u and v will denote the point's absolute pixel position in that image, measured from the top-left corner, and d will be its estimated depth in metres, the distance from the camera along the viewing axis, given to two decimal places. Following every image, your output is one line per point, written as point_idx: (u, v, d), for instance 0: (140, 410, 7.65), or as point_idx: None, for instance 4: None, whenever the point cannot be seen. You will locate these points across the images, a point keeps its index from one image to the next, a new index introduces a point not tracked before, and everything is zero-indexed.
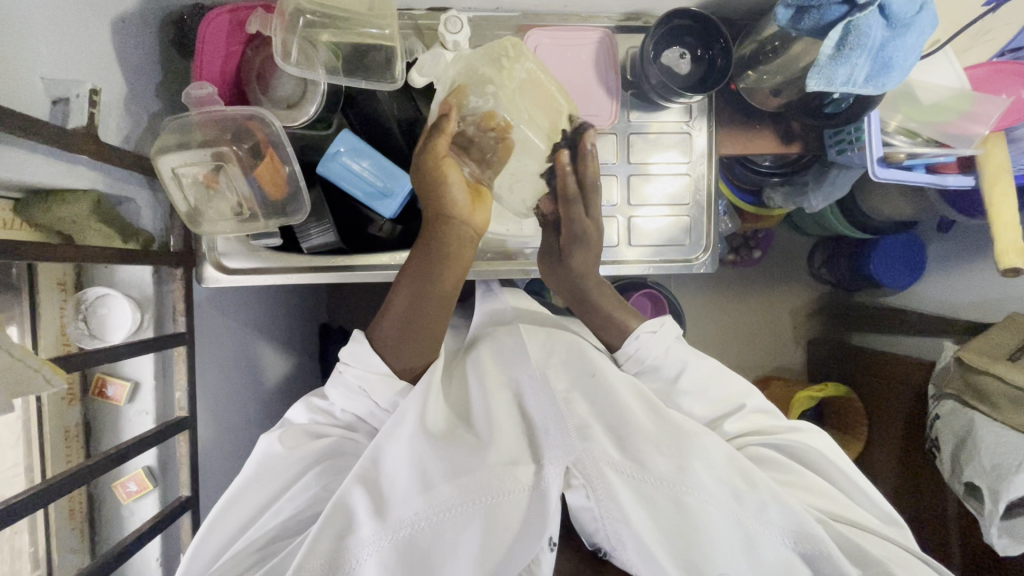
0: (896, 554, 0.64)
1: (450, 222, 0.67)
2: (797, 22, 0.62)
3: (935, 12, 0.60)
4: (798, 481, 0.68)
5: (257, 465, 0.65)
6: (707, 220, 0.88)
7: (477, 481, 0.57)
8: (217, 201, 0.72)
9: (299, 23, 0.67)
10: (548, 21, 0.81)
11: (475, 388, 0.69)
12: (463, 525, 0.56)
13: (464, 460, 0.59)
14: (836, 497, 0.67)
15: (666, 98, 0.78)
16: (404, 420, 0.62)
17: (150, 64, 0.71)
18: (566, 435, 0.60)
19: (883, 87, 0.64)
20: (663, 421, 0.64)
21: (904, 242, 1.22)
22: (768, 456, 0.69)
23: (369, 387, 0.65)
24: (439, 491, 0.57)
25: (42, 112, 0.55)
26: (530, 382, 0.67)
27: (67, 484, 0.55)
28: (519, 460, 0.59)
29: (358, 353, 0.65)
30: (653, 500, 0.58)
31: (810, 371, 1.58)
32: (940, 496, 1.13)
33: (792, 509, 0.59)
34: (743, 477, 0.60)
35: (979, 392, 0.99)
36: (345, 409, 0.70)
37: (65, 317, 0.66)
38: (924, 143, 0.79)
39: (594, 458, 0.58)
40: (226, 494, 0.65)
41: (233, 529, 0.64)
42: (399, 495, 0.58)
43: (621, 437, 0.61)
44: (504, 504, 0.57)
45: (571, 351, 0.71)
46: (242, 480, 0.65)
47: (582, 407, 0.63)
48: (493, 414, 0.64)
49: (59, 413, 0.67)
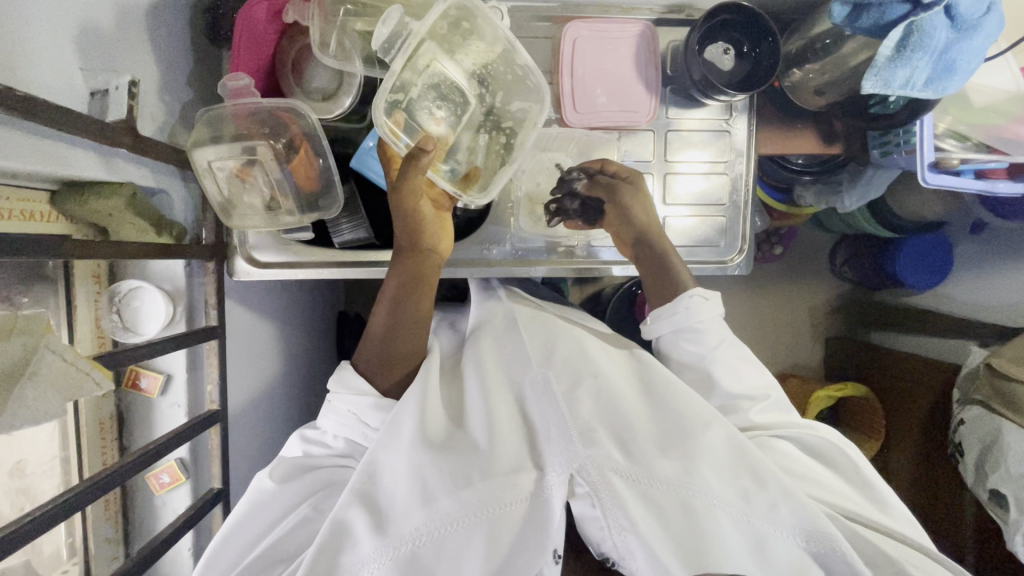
0: (915, 556, 0.62)
1: (421, 253, 0.69)
2: (854, 21, 0.59)
3: (1000, 15, 0.58)
4: (811, 477, 0.66)
5: (248, 507, 0.64)
6: (744, 220, 0.86)
7: (477, 494, 0.56)
8: (249, 192, 0.70)
9: (339, 12, 0.66)
10: (587, 12, 0.79)
11: (474, 386, 0.68)
12: (466, 539, 0.55)
13: (465, 471, 0.58)
14: (848, 497, 0.66)
15: (707, 95, 0.76)
16: (402, 430, 0.62)
17: (184, 52, 0.69)
18: (570, 440, 0.59)
19: (942, 91, 0.61)
20: (669, 421, 0.63)
21: (930, 243, 1.18)
22: (778, 448, 0.68)
23: (359, 408, 0.66)
24: (440, 504, 0.56)
25: (81, 104, 0.54)
26: (531, 388, 0.65)
27: (107, 480, 0.56)
28: (521, 467, 0.58)
29: (346, 378, 0.67)
30: (660, 505, 0.56)
31: (827, 370, 1.57)
32: (958, 500, 1.12)
33: (802, 507, 0.57)
34: (752, 476, 0.59)
35: (1008, 398, 0.98)
36: (338, 435, 0.68)
37: (99, 309, 0.66)
38: (974, 148, 0.75)
39: (599, 465, 0.57)
40: (218, 533, 0.65)
41: (243, 546, 0.64)
42: (400, 508, 0.57)
43: (624, 440, 0.60)
44: (505, 517, 0.56)
45: (572, 353, 0.70)
46: (234, 519, 0.64)
47: (585, 408, 0.62)
48: (494, 420, 0.62)
49: (95, 404, 0.67)
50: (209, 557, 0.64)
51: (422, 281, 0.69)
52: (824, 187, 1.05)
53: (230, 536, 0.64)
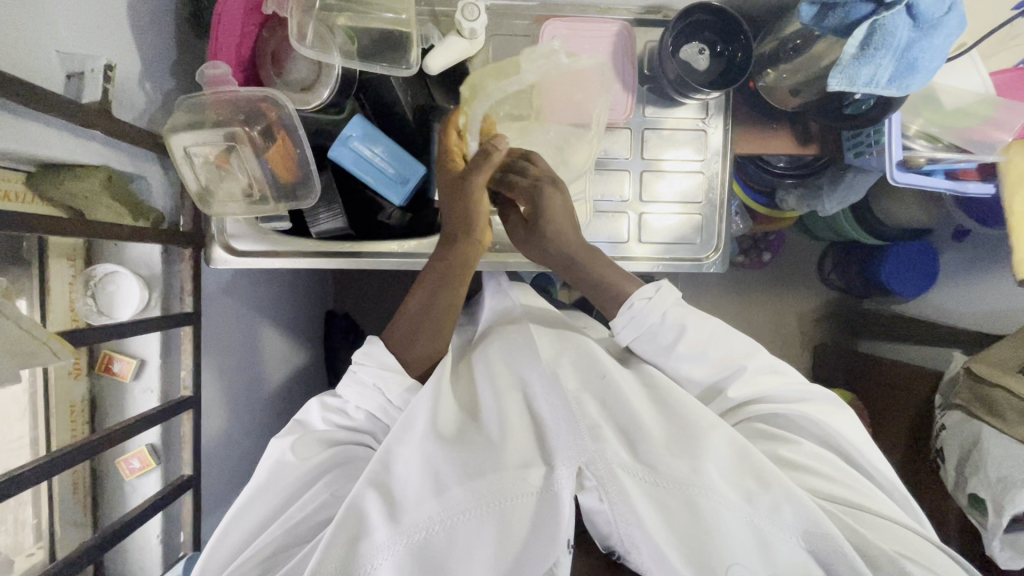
0: (922, 546, 0.59)
1: (470, 244, 0.70)
2: (820, 20, 0.60)
3: (962, 12, 0.59)
4: (817, 469, 0.63)
5: (268, 473, 0.61)
6: (720, 219, 0.86)
7: (489, 484, 0.54)
8: (228, 181, 0.71)
9: (316, 5, 0.67)
10: (566, 12, 0.80)
11: (485, 386, 0.67)
12: (477, 530, 0.53)
13: (477, 463, 0.56)
14: (851, 484, 0.63)
15: (683, 93, 0.77)
16: (415, 424, 0.60)
17: (166, 42, 0.71)
18: (578, 434, 0.56)
19: (906, 88, 0.63)
20: (673, 422, 0.60)
21: (917, 249, 1.19)
22: (776, 440, 0.65)
23: (385, 385, 0.65)
24: (453, 494, 0.54)
25: (57, 85, 0.55)
26: (541, 383, 0.64)
27: (72, 456, 0.56)
28: (531, 462, 0.56)
29: (373, 352, 0.66)
30: (665, 502, 0.54)
31: (817, 377, 1.56)
32: (942, 507, 1.11)
33: (805, 507, 0.54)
34: (755, 476, 0.56)
35: (986, 403, 0.98)
36: (359, 408, 0.67)
37: (74, 293, 0.66)
38: (945, 149, 0.76)
39: (606, 459, 0.55)
40: (238, 499, 0.61)
41: (249, 531, 0.60)
42: (412, 498, 0.55)
43: (633, 440, 0.58)
44: (517, 508, 0.54)
45: (581, 353, 0.68)
46: (255, 486, 0.61)
47: (592, 407, 0.60)
48: (504, 416, 0.61)
49: (66, 385, 0.67)
50: (223, 528, 0.60)
51: (466, 273, 0.70)
52: (806, 191, 1.07)
53: (235, 520, 0.60)
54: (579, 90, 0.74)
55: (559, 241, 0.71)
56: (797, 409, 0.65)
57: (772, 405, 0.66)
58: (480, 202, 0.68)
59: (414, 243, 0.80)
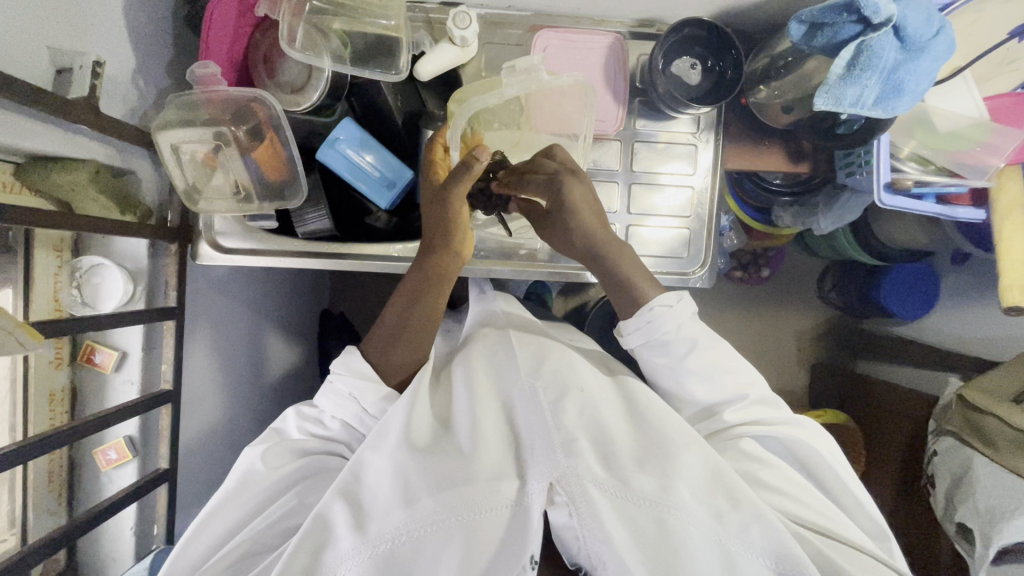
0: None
1: (449, 251, 0.69)
2: (809, 40, 0.60)
3: (951, 36, 0.58)
4: (793, 494, 0.62)
5: (237, 481, 0.61)
6: (708, 233, 0.86)
7: (459, 497, 0.54)
8: (216, 180, 0.72)
9: (307, 8, 0.68)
10: (560, 22, 0.81)
11: (462, 395, 0.66)
12: (444, 541, 0.53)
13: (449, 474, 0.55)
14: (826, 512, 0.62)
15: (673, 108, 0.76)
16: (389, 432, 0.60)
17: (161, 40, 0.72)
18: (551, 450, 0.56)
19: (893, 110, 0.62)
20: (648, 440, 0.60)
21: (918, 272, 1.16)
22: (756, 460, 0.64)
23: (361, 395, 0.65)
24: (421, 505, 0.54)
25: (46, 79, 0.56)
26: (519, 396, 0.64)
27: (44, 444, 0.57)
28: (503, 475, 0.56)
29: (350, 361, 0.66)
30: (635, 521, 0.53)
31: (812, 396, 1.54)
32: (933, 535, 1.09)
33: (774, 530, 0.54)
34: (727, 497, 0.55)
35: (980, 431, 0.96)
36: (334, 417, 0.67)
37: (59, 283, 0.67)
38: (936, 171, 0.77)
39: (578, 476, 0.54)
40: (206, 504, 0.61)
41: (216, 538, 0.60)
42: (380, 507, 0.55)
43: (606, 455, 0.57)
44: (485, 522, 0.53)
45: (561, 364, 0.68)
46: (223, 493, 0.61)
47: (569, 419, 0.59)
48: (478, 426, 0.61)
49: (46, 374, 0.68)
50: (189, 534, 0.60)
51: (444, 281, 0.69)
52: (802, 208, 1.06)
53: (202, 527, 0.60)
54: (563, 106, 0.72)
55: (578, 229, 0.68)
56: (782, 431, 0.64)
57: (766, 427, 0.64)
58: (457, 211, 0.66)
59: (401, 246, 0.80)
